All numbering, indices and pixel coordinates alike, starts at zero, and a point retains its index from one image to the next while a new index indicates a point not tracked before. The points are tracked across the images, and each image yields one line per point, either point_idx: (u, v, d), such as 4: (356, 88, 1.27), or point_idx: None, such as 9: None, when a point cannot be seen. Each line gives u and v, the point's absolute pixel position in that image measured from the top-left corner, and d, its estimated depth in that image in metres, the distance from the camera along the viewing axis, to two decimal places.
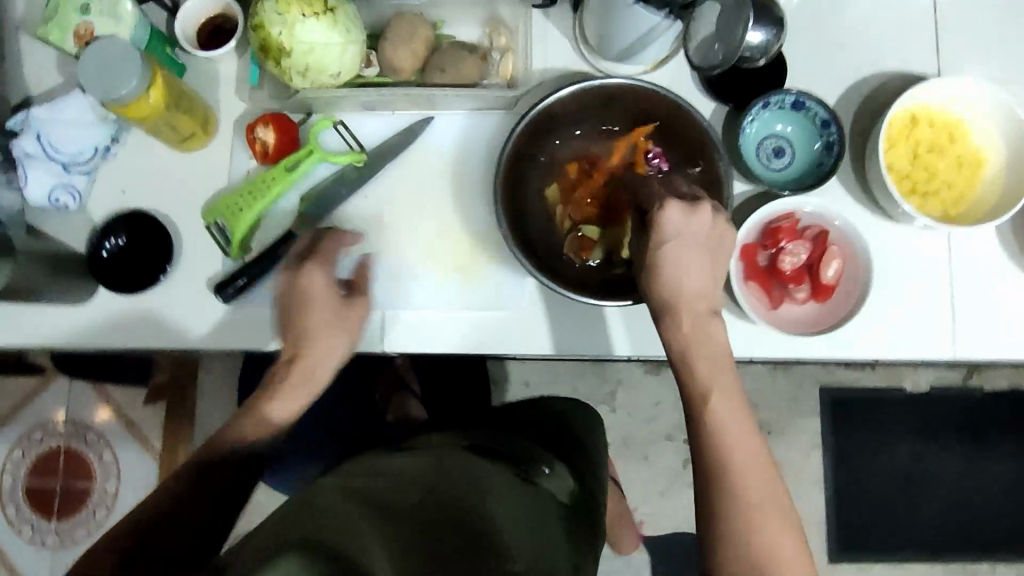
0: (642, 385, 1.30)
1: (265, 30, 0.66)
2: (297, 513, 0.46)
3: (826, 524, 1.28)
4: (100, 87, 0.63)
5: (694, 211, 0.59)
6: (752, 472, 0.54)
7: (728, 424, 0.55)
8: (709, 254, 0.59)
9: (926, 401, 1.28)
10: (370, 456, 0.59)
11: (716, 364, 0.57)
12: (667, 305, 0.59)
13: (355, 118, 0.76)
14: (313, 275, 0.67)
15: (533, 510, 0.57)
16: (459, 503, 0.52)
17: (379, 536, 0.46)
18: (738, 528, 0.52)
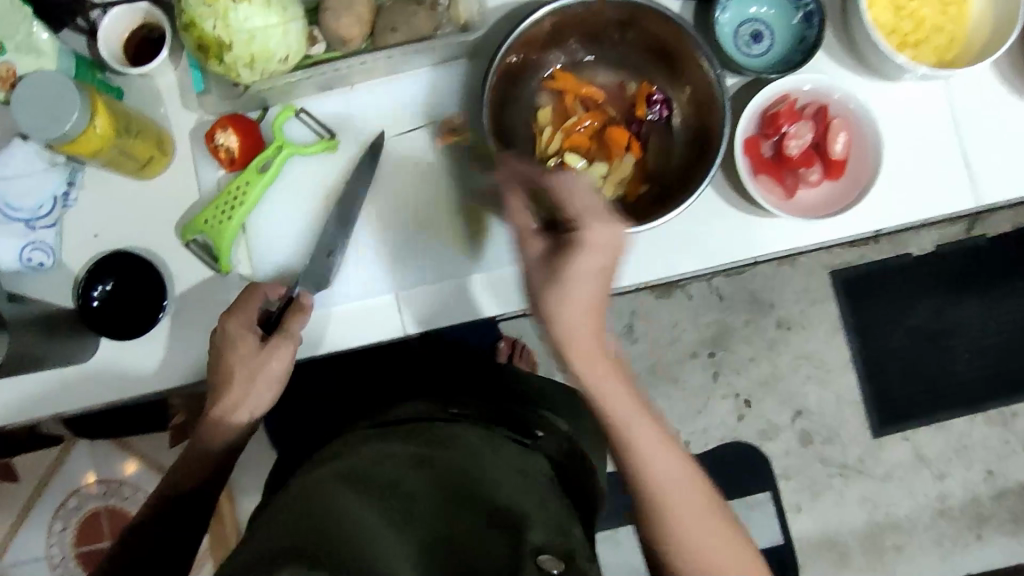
0: (657, 310, 1.29)
1: (199, 27, 0.61)
2: (296, 515, 0.44)
3: (864, 402, 1.28)
4: (42, 129, 0.59)
5: (606, 226, 0.55)
6: (678, 497, 0.56)
7: (651, 454, 0.56)
8: (601, 275, 0.56)
9: (937, 261, 1.28)
10: (359, 438, 0.56)
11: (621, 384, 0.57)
12: (567, 336, 0.56)
13: (316, 102, 0.72)
14: (226, 328, 0.63)
15: (530, 471, 0.55)
16: (463, 476, 0.50)
17: (398, 537, 0.44)
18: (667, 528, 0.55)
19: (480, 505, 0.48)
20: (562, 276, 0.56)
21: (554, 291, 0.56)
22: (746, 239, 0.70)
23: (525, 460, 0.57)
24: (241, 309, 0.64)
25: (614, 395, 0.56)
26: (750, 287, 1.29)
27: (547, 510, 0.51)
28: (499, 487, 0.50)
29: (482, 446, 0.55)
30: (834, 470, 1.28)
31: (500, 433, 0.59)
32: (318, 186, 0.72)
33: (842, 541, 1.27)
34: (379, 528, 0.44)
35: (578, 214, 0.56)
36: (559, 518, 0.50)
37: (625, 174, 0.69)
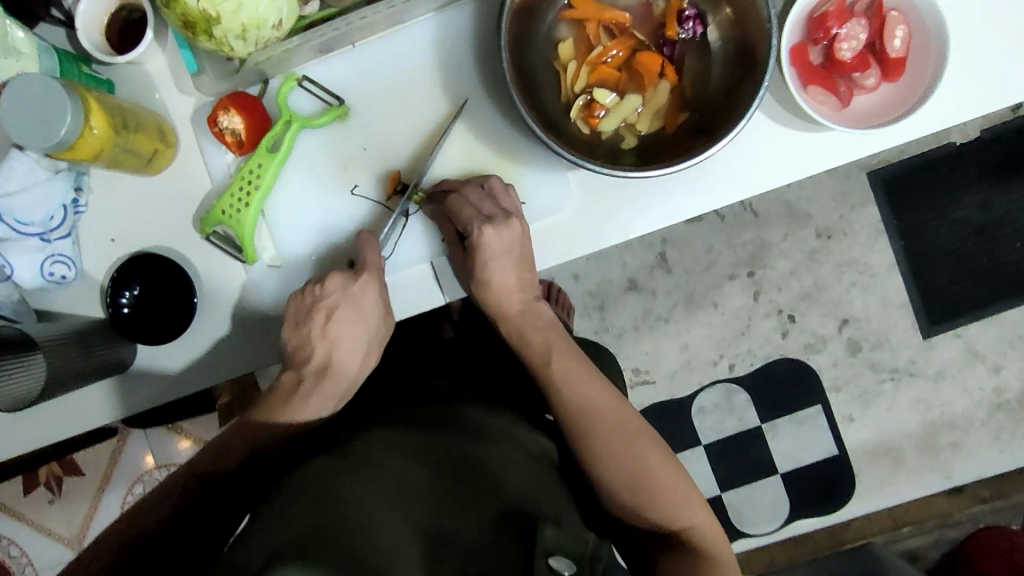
0: (690, 236, 1.24)
1: (181, 3, 0.55)
2: (306, 506, 0.49)
3: (913, 305, 1.24)
4: (38, 139, 0.55)
5: (503, 228, 0.62)
6: (610, 434, 0.60)
7: (578, 388, 0.62)
8: (518, 258, 0.64)
9: (982, 147, 1.20)
10: (359, 428, 0.60)
11: (546, 335, 0.65)
12: (498, 311, 0.66)
13: (320, 67, 0.66)
14: (366, 288, 0.63)
15: (536, 469, 0.59)
16: (478, 473, 0.53)
17: (399, 523, 0.48)
18: (607, 442, 0.59)
19: (483, 491, 0.52)
20: (480, 267, 0.63)
21: (475, 281, 0.64)
22: (795, 157, 0.65)
23: (524, 438, 0.62)
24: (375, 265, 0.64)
25: (538, 352, 0.64)
26: (785, 200, 1.23)
27: (544, 488, 0.56)
28: (501, 472, 0.55)
29: (487, 430, 0.60)
30: (884, 376, 1.25)
31: (503, 415, 0.65)
32: (333, 158, 0.67)
33: (897, 444, 1.25)
34: (385, 526, 0.47)
35: (476, 218, 0.62)
36: (555, 497, 0.56)
37: (662, 103, 0.64)
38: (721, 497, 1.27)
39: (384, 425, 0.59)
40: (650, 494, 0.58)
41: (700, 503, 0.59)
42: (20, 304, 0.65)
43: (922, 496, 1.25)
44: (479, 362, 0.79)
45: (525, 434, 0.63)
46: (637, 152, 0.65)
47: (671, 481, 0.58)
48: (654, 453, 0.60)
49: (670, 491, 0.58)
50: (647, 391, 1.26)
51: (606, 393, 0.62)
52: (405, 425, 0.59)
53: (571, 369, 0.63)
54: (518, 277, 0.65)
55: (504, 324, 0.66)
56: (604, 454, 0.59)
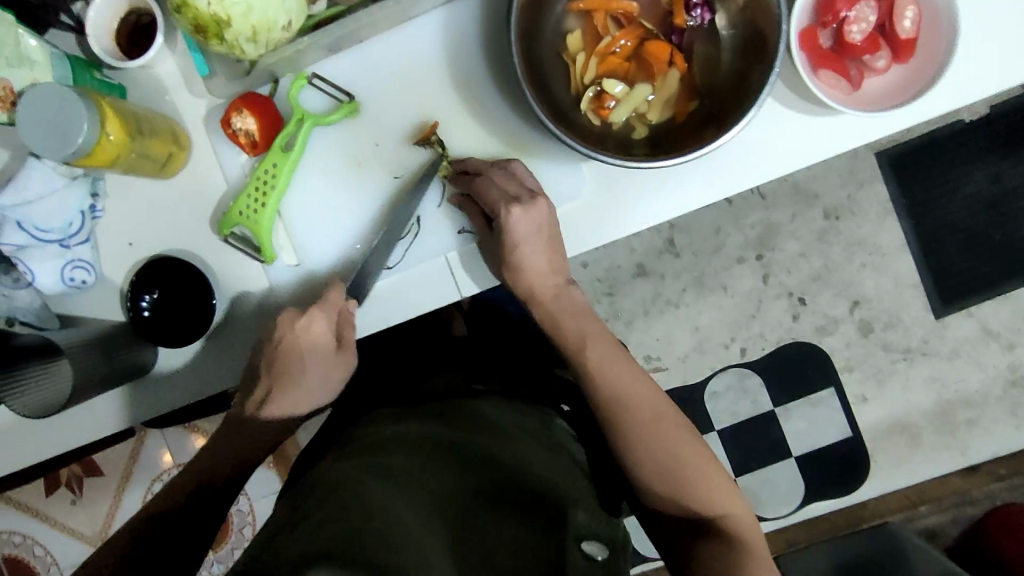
0: (698, 220, 1.24)
1: (192, 7, 0.56)
2: (330, 498, 0.48)
3: (925, 283, 1.23)
4: (56, 147, 0.55)
5: (531, 207, 0.61)
6: (647, 419, 0.59)
7: (612, 374, 0.60)
8: (547, 241, 0.63)
9: (992, 123, 1.19)
10: (376, 425, 0.61)
11: (580, 325, 0.63)
12: (529, 294, 0.64)
13: (329, 66, 0.67)
14: (312, 319, 0.61)
15: (556, 461, 0.60)
16: (500, 467, 0.55)
17: (429, 518, 0.48)
18: (636, 430, 0.58)
19: (505, 481, 0.54)
20: (510, 251, 0.62)
21: (507, 265, 0.63)
22: (809, 142, 0.65)
23: (544, 432, 0.64)
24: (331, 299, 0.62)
25: (573, 339, 0.63)
26: (792, 181, 1.22)
27: (565, 480, 0.58)
28: (522, 464, 0.57)
29: (505, 424, 0.61)
30: (897, 356, 1.25)
31: (518, 409, 0.66)
32: (347, 156, 0.67)
33: (912, 424, 1.25)
34: (414, 513, 0.48)
35: (506, 198, 0.61)
36: (573, 487, 0.58)
37: (672, 91, 0.64)
38: (736, 481, 1.28)
39: (400, 425, 0.60)
40: (683, 481, 0.57)
41: (733, 490, 0.58)
42: (42, 310, 0.67)
43: (937, 474, 1.25)
44: (495, 360, 0.79)
45: (543, 428, 0.65)
46: (648, 142, 0.65)
47: (702, 470, 0.57)
48: (683, 447, 0.58)
49: (699, 483, 0.57)
50: (659, 376, 1.27)
51: (637, 380, 0.61)
52: (423, 422, 0.60)
53: (605, 358, 0.62)
54: (549, 260, 0.64)
55: (535, 307, 0.65)
56: (637, 438, 0.58)
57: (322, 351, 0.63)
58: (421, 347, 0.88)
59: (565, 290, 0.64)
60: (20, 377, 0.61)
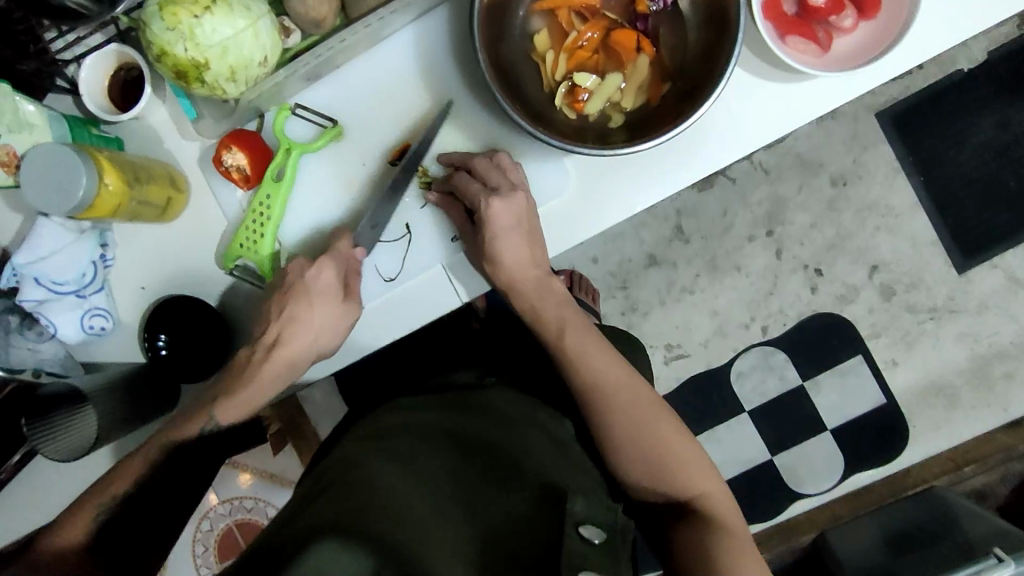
0: (703, 203, 1.24)
1: (171, 55, 0.59)
2: (336, 486, 0.51)
3: (943, 240, 1.21)
4: (57, 203, 0.58)
5: (511, 198, 0.64)
6: (631, 408, 0.62)
7: (596, 366, 0.63)
8: (526, 230, 0.66)
9: (992, 69, 1.17)
10: (386, 412, 0.63)
11: (560, 313, 0.67)
12: (509, 284, 0.67)
13: (310, 94, 0.69)
14: (322, 267, 0.63)
15: (557, 449, 0.61)
16: (503, 456, 0.56)
17: (431, 508, 0.50)
18: (617, 421, 0.61)
19: (514, 467, 0.55)
20: (489, 240, 0.65)
21: (487, 258, 0.66)
22: (786, 109, 0.65)
23: (558, 428, 0.65)
24: (340, 247, 0.64)
25: (552, 325, 0.67)
26: (794, 152, 1.22)
27: (569, 462, 0.60)
28: (529, 451, 0.58)
29: (515, 414, 0.63)
30: (923, 317, 1.22)
31: (530, 404, 0.66)
32: (336, 177, 0.70)
33: (948, 384, 1.23)
34: (418, 497, 0.50)
35: (480, 189, 0.64)
36: (572, 463, 0.60)
37: (643, 76, 0.65)
38: (774, 461, 1.26)
39: (410, 412, 0.61)
40: (666, 461, 0.61)
41: (715, 479, 0.61)
42: (67, 359, 0.71)
43: (981, 433, 1.22)
44: (501, 346, 0.82)
45: (556, 423, 0.66)
46: (626, 129, 0.66)
47: (684, 456, 0.61)
48: (668, 430, 0.62)
49: (680, 468, 0.60)
50: (683, 364, 1.26)
51: (621, 371, 0.64)
52: (434, 409, 0.62)
53: (585, 349, 0.64)
54: (528, 250, 0.66)
55: (515, 295, 0.68)
56: (627, 427, 0.61)
57: (328, 301, 0.64)
58: (444, 346, 0.91)
59: (545, 280, 0.68)
60: (52, 425, 0.64)
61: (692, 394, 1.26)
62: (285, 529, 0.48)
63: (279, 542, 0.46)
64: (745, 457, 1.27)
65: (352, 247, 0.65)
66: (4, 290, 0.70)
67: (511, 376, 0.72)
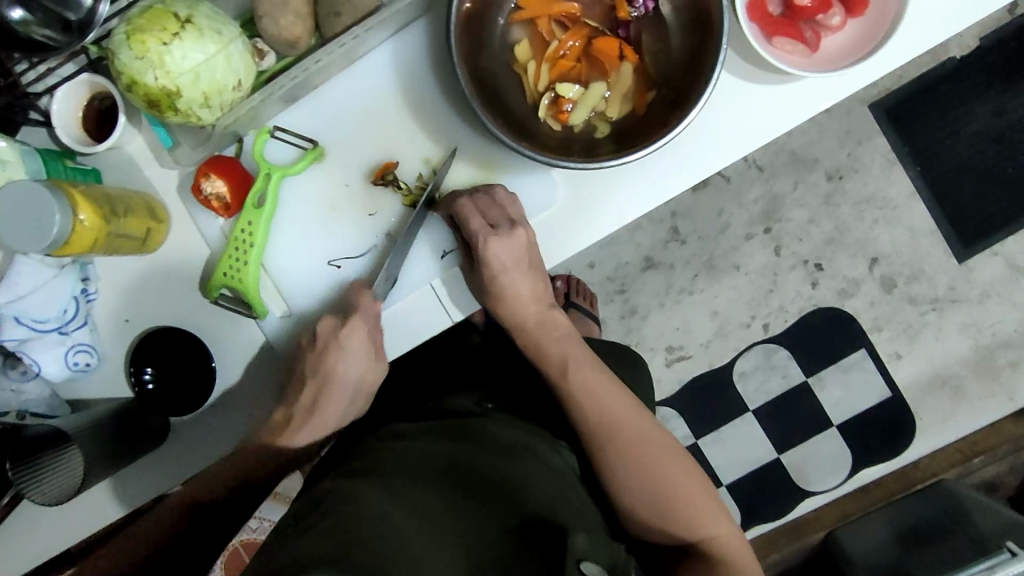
0: (698, 203, 1.22)
1: (142, 84, 0.57)
2: (327, 518, 0.49)
3: (942, 229, 1.19)
4: (34, 241, 0.57)
5: (510, 237, 0.62)
6: (640, 445, 0.61)
7: (605, 402, 0.63)
8: (528, 268, 0.64)
9: (985, 55, 1.15)
10: (375, 441, 0.61)
11: (563, 347, 0.66)
12: (513, 320, 0.66)
13: (289, 116, 0.67)
14: (351, 330, 0.63)
15: (558, 479, 0.60)
16: (502, 489, 0.54)
17: (424, 540, 0.48)
18: (624, 457, 0.61)
19: (510, 500, 0.54)
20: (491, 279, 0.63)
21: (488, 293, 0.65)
22: (777, 111, 0.63)
23: (556, 459, 0.63)
24: (364, 307, 0.64)
25: (556, 363, 0.65)
26: (788, 148, 1.20)
27: (566, 494, 0.58)
28: (527, 482, 0.56)
29: (512, 442, 0.61)
30: (925, 308, 1.21)
31: (524, 428, 0.65)
32: (319, 200, 0.68)
33: (953, 374, 1.21)
34: (409, 526, 0.49)
35: (482, 228, 0.62)
36: (574, 493, 0.59)
37: (627, 84, 0.63)
38: (781, 460, 1.24)
39: (403, 440, 0.60)
40: (674, 500, 0.60)
41: (724, 517, 0.61)
42: (53, 398, 0.69)
43: (989, 423, 1.20)
44: (499, 367, 0.80)
45: (553, 452, 0.64)
46: (614, 138, 0.65)
47: (694, 496, 0.61)
48: (676, 468, 0.61)
49: (691, 508, 0.60)
50: (685, 366, 1.25)
51: (631, 409, 0.63)
52: (428, 438, 0.60)
53: (592, 384, 0.63)
54: (531, 286, 0.65)
55: (518, 332, 0.67)
56: (637, 466, 0.61)
57: (362, 357, 0.64)
58: (442, 364, 0.88)
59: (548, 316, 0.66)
60: (37, 468, 0.61)
61: (697, 396, 1.24)
62: (275, 561, 0.47)
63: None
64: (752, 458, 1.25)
65: (374, 303, 0.64)
66: None
67: (510, 402, 0.71)
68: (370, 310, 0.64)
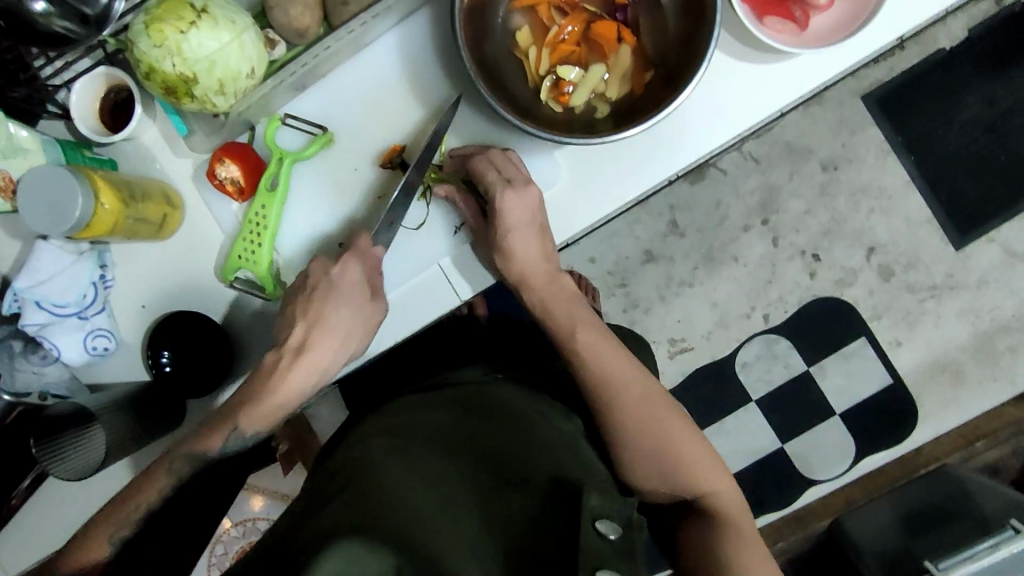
0: (696, 196, 1.24)
1: (160, 71, 0.60)
2: (350, 487, 0.51)
3: (937, 217, 1.21)
4: (56, 225, 0.59)
5: (524, 191, 0.64)
6: (641, 405, 0.63)
7: (606, 361, 0.65)
8: (537, 226, 0.67)
9: (973, 45, 1.18)
10: (393, 412, 0.63)
11: (571, 313, 0.68)
12: (522, 280, 0.68)
13: (298, 104, 0.70)
14: (346, 267, 0.64)
15: (570, 449, 0.60)
16: (518, 456, 0.56)
17: (443, 508, 0.50)
18: (628, 413, 0.62)
19: (523, 467, 0.55)
20: (503, 233, 0.66)
21: (499, 251, 0.67)
22: (769, 89, 0.66)
23: (559, 420, 0.64)
24: (361, 245, 0.65)
25: (564, 327, 0.67)
26: (783, 140, 1.22)
27: (578, 460, 0.59)
28: (541, 452, 0.57)
29: (520, 410, 0.63)
30: (923, 295, 1.23)
31: (535, 399, 0.67)
32: (330, 183, 0.70)
33: (952, 360, 1.23)
34: (429, 497, 0.51)
35: (497, 180, 0.64)
36: (587, 462, 0.59)
37: (625, 66, 0.66)
38: (784, 448, 1.26)
39: (421, 411, 0.62)
40: (678, 457, 0.61)
41: (722, 473, 0.62)
42: (72, 380, 0.71)
43: (990, 408, 1.22)
44: (509, 349, 0.82)
45: (560, 417, 0.65)
46: (613, 119, 0.67)
47: (695, 455, 0.61)
48: (679, 427, 0.62)
49: (691, 466, 0.61)
50: (687, 357, 1.26)
51: (633, 370, 0.65)
52: (443, 409, 0.62)
53: (597, 346, 0.66)
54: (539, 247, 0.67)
55: (527, 291, 0.69)
56: (637, 425, 0.62)
57: (358, 293, 0.65)
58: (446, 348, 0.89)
59: (557, 276, 0.69)
60: (59, 447, 0.64)
61: (699, 386, 1.26)
62: (302, 531, 0.49)
63: (300, 544, 0.47)
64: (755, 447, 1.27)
65: (371, 246, 0.65)
66: (7, 317, 0.70)
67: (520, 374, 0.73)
68: (366, 252, 0.65)
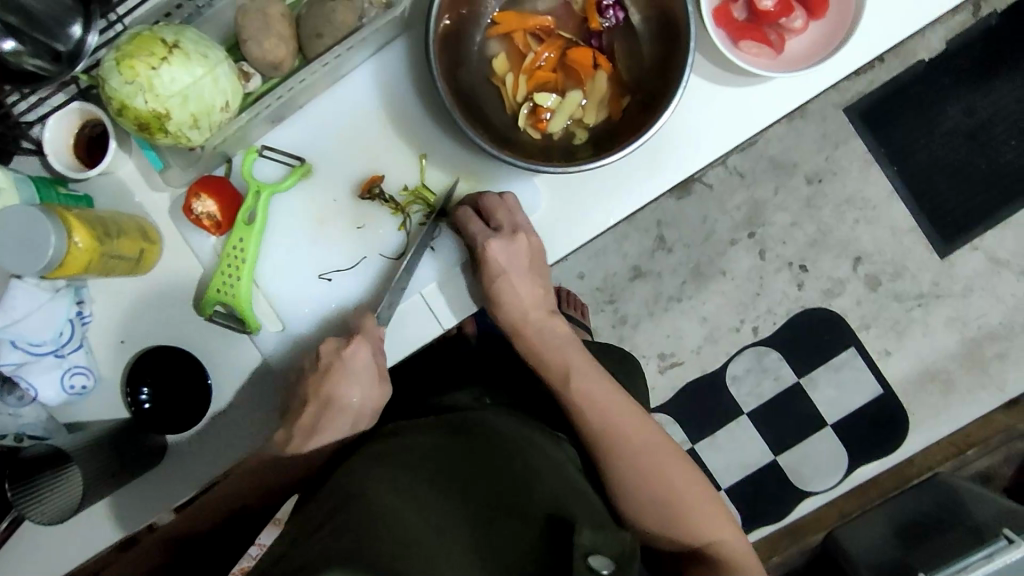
0: (682, 212, 1.24)
1: (131, 108, 0.59)
2: (340, 511, 0.50)
3: (922, 227, 1.22)
4: (30, 263, 0.58)
5: (511, 240, 0.64)
6: (643, 452, 0.63)
7: (606, 408, 0.65)
8: (531, 270, 0.67)
9: (953, 56, 1.19)
10: (382, 437, 0.62)
11: (563, 355, 0.68)
12: (515, 329, 0.69)
13: (275, 135, 0.69)
14: (356, 350, 0.64)
15: (565, 475, 0.60)
16: (510, 482, 0.56)
17: (436, 533, 0.49)
18: (618, 462, 0.63)
19: (515, 494, 0.55)
20: (500, 276, 0.66)
21: (496, 294, 0.67)
22: (746, 113, 0.66)
23: (551, 446, 0.64)
24: (368, 329, 0.65)
25: (557, 370, 0.67)
26: (767, 154, 1.23)
27: (569, 487, 0.59)
28: (534, 476, 0.57)
29: (513, 434, 0.63)
30: (911, 304, 1.23)
31: (525, 424, 0.67)
32: (308, 213, 0.70)
33: (941, 369, 1.23)
34: (421, 522, 0.50)
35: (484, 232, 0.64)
36: (580, 492, 0.59)
37: (602, 92, 0.66)
38: (777, 461, 1.25)
39: (411, 436, 0.61)
40: (677, 502, 0.62)
41: (730, 526, 0.63)
42: (49, 422, 0.70)
43: (980, 415, 1.22)
44: (496, 369, 0.82)
45: (551, 442, 0.66)
46: (591, 144, 0.67)
47: (700, 504, 0.63)
48: (684, 474, 0.64)
49: (697, 513, 0.62)
50: (677, 372, 1.26)
51: (635, 422, 0.65)
52: (431, 433, 0.62)
53: (593, 391, 0.66)
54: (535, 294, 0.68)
55: (518, 337, 0.69)
56: (635, 475, 0.63)
57: (365, 375, 0.65)
58: (429, 364, 0.89)
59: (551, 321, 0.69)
60: (37, 490, 0.61)
61: (690, 401, 1.25)
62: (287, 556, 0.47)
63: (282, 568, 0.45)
64: (749, 461, 1.26)
65: (377, 326, 0.66)
66: None
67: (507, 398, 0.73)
68: (374, 335, 0.65)
